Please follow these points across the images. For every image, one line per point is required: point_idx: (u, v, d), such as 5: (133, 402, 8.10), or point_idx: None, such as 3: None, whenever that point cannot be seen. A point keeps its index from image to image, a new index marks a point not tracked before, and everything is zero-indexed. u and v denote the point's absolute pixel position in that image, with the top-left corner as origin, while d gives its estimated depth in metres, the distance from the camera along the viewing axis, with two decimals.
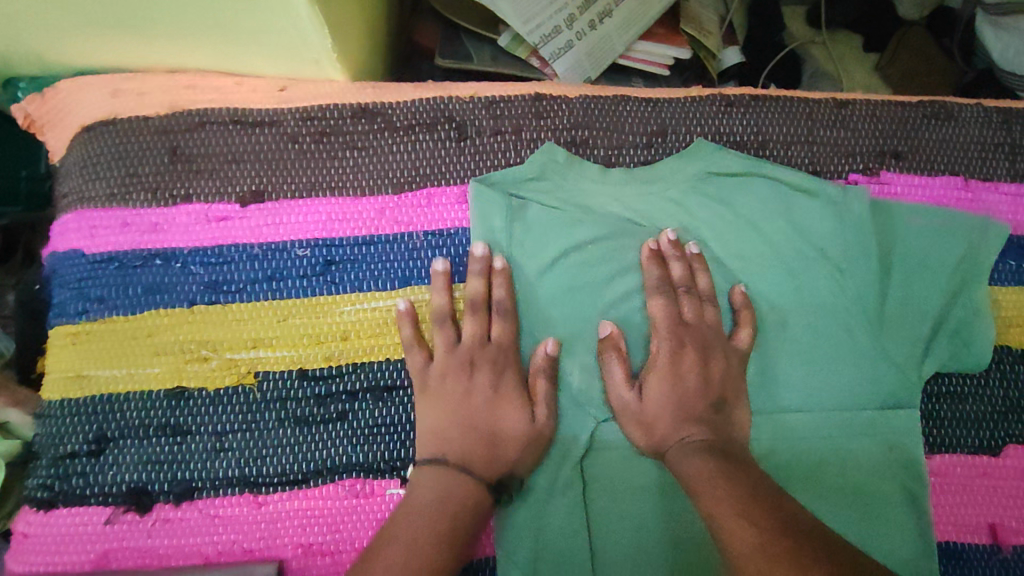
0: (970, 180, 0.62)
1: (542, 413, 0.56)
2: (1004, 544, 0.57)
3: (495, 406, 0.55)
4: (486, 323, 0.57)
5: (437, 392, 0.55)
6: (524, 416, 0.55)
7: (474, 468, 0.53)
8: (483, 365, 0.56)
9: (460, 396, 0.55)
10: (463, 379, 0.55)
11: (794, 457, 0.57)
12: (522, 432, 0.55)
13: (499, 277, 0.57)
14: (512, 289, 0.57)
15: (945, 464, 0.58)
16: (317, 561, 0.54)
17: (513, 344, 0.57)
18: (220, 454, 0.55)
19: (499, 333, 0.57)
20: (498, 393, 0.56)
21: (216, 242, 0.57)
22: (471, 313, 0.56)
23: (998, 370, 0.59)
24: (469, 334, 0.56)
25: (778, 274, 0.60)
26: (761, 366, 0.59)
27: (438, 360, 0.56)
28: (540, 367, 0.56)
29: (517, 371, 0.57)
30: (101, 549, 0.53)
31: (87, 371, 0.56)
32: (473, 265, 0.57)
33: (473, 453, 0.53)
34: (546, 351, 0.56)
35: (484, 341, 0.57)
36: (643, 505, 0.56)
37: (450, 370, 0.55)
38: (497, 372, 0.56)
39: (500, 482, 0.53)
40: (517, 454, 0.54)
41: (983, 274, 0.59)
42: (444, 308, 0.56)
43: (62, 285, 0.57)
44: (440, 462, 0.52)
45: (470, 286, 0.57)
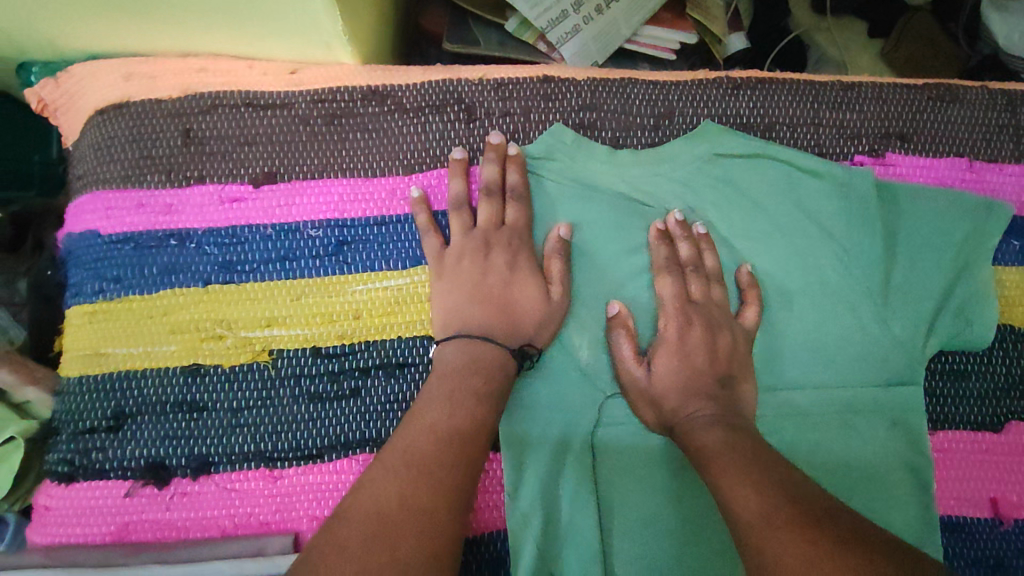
0: (974, 162, 0.63)
1: (557, 290, 0.59)
2: (1005, 518, 0.58)
3: (512, 283, 0.58)
4: (501, 204, 0.60)
5: (456, 270, 0.58)
6: (540, 292, 0.58)
7: (494, 336, 0.56)
8: (500, 245, 0.59)
9: (478, 273, 0.58)
10: (481, 258, 0.58)
11: (799, 432, 0.58)
12: (538, 308, 0.58)
13: (513, 162, 0.60)
14: (525, 176, 0.60)
15: (948, 440, 0.59)
16: None
17: (528, 228, 0.60)
18: (235, 429, 0.56)
19: (514, 217, 0.60)
20: (514, 271, 0.59)
21: (230, 223, 0.58)
22: (486, 197, 0.60)
23: (1001, 348, 0.60)
24: (485, 216, 0.59)
25: (784, 254, 0.61)
26: (767, 344, 0.60)
27: (456, 241, 0.59)
28: (554, 248, 0.59)
29: (532, 253, 0.60)
30: (121, 521, 0.55)
31: (104, 350, 0.57)
32: (488, 152, 0.60)
33: (492, 324, 0.56)
34: (558, 235, 0.59)
35: (499, 223, 0.60)
36: (650, 478, 0.57)
37: (467, 250, 0.59)
38: (514, 252, 0.59)
39: (521, 350, 0.57)
40: (534, 327, 0.57)
41: (987, 254, 0.60)
42: (461, 195, 0.60)
43: (79, 265, 0.58)
44: (461, 334, 0.55)
45: (483, 173, 0.60)
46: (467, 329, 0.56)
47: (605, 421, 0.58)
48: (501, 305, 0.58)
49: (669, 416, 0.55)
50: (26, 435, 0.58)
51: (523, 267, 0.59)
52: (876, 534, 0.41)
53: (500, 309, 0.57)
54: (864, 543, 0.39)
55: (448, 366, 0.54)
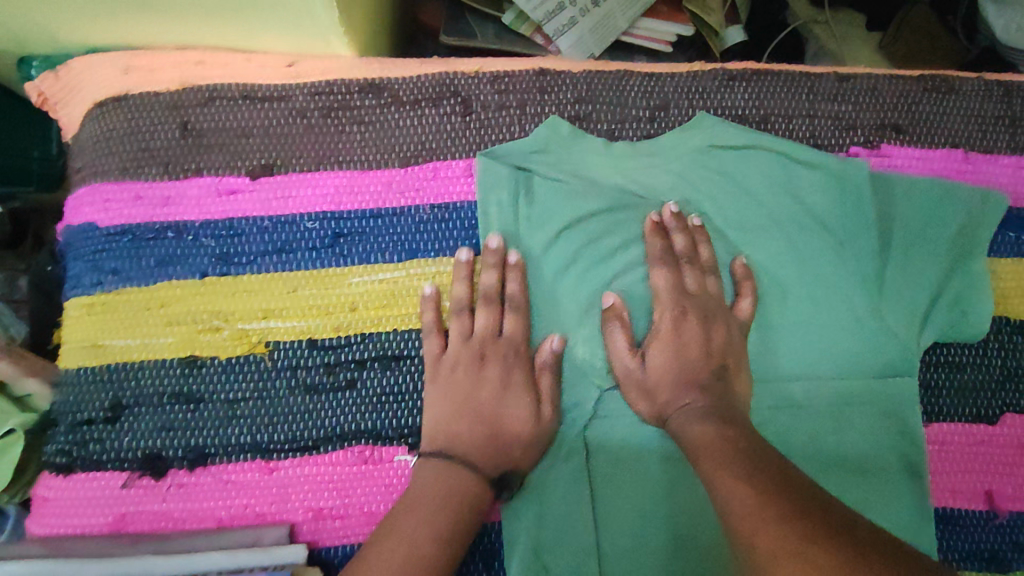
0: (970, 153, 0.63)
1: (548, 410, 0.57)
2: (999, 509, 0.58)
3: (502, 399, 0.56)
4: (498, 315, 0.58)
5: (448, 378, 0.56)
6: (529, 409, 0.56)
7: (477, 464, 0.54)
8: (493, 359, 0.57)
9: (468, 383, 0.56)
10: (473, 369, 0.57)
11: (794, 424, 0.58)
12: (526, 424, 0.56)
13: (512, 272, 0.58)
14: (525, 283, 0.59)
15: (943, 432, 0.59)
16: (327, 524, 0.55)
17: (524, 337, 0.58)
18: (232, 421, 0.56)
19: (510, 328, 0.58)
20: (507, 388, 0.57)
21: (227, 215, 0.59)
22: (483, 302, 0.58)
23: (996, 340, 0.60)
24: (481, 326, 0.58)
25: (779, 246, 0.61)
26: (762, 336, 0.60)
27: (451, 347, 0.57)
28: (550, 363, 0.57)
29: (527, 367, 0.58)
30: (118, 512, 0.55)
31: (102, 341, 0.57)
32: (487, 257, 0.58)
33: (480, 448, 0.54)
34: (554, 347, 0.58)
35: (495, 334, 0.58)
36: (645, 470, 0.57)
37: (461, 359, 0.57)
38: (508, 367, 0.57)
39: (500, 477, 0.54)
40: (521, 450, 0.55)
41: (982, 246, 0.60)
42: (463, 297, 0.58)
43: (77, 257, 0.59)
44: (444, 454, 0.54)
45: (483, 279, 0.58)
46: (451, 449, 0.54)
47: (600, 414, 0.58)
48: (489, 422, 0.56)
49: (664, 408, 0.55)
50: (25, 427, 0.57)
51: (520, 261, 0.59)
52: (866, 524, 0.41)
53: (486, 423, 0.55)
54: (855, 532, 0.39)
55: (428, 484, 0.52)
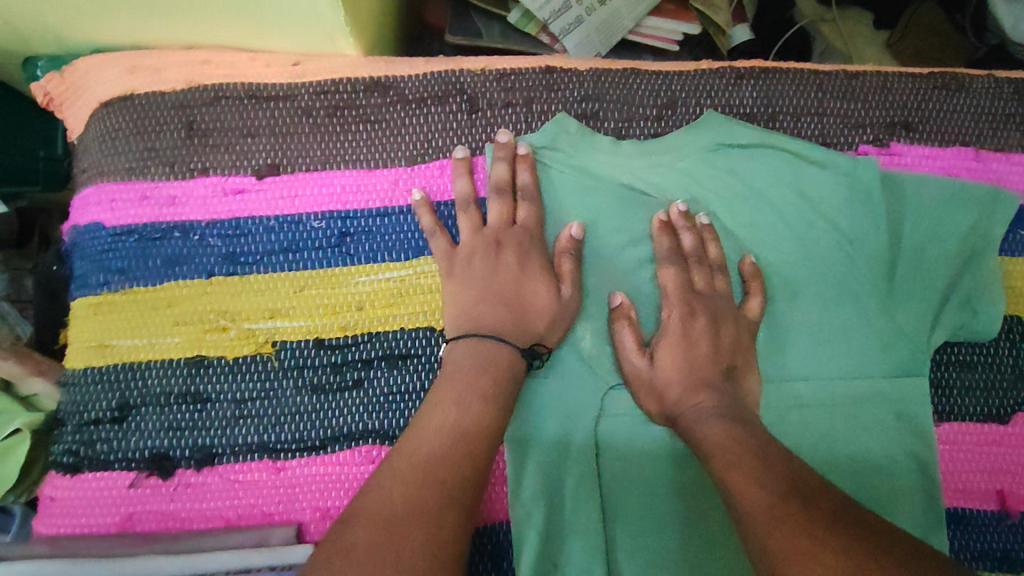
0: (981, 151, 0.62)
1: (568, 290, 0.58)
2: (1012, 510, 0.57)
3: (522, 281, 0.57)
4: (511, 203, 0.59)
5: (467, 270, 0.57)
6: (550, 290, 0.57)
7: (506, 338, 0.55)
8: (511, 246, 0.58)
9: (487, 272, 0.57)
10: (491, 257, 0.58)
11: (804, 423, 0.58)
12: (549, 304, 0.57)
13: (523, 162, 0.59)
14: (536, 174, 0.60)
15: (954, 432, 0.59)
16: (335, 524, 0.55)
17: (538, 226, 0.60)
18: (239, 420, 0.56)
19: (524, 215, 0.59)
20: (526, 269, 0.58)
21: (233, 214, 0.59)
22: (495, 194, 0.59)
23: (1008, 339, 0.59)
24: (495, 216, 0.59)
25: (788, 244, 0.60)
26: (771, 335, 0.60)
27: (465, 241, 0.58)
28: (566, 248, 0.59)
29: (542, 250, 0.59)
30: (126, 512, 0.55)
31: (109, 341, 0.57)
32: (497, 152, 0.59)
33: (505, 324, 0.56)
34: (570, 234, 0.59)
35: (510, 222, 0.59)
36: (654, 469, 0.57)
37: (478, 249, 0.58)
38: (525, 251, 0.58)
39: (533, 349, 0.56)
40: (546, 324, 0.57)
41: (993, 244, 0.59)
42: (468, 194, 0.59)
43: (84, 258, 0.59)
44: (469, 334, 0.54)
45: (494, 171, 0.59)
46: (478, 329, 0.55)
47: (609, 412, 0.58)
48: (512, 303, 0.57)
49: (673, 408, 0.55)
50: (32, 426, 0.58)
51: (532, 255, 0.58)
52: (881, 526, 0.40)
53: (511, 304, 0.57)
54: (869, 536, 0.39)
55: (457, 364, 0.53)
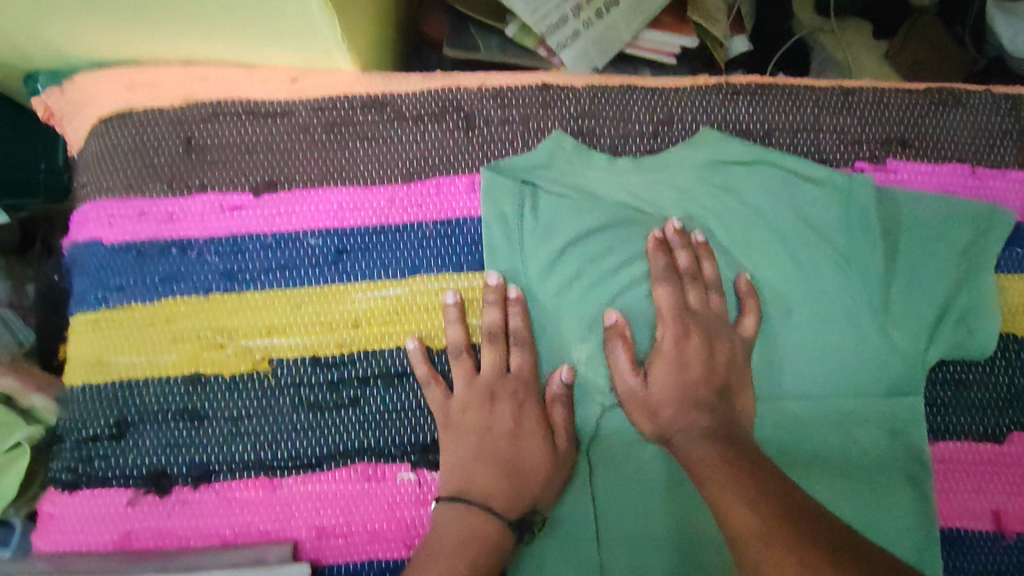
0: (977, 167, 0.62)
1: (562, 441, 0.57)
2: (1007, 529, 0.57)
3: (517, 438, 0.56)
4: (504, 351, 0.57)
5: (459, 424, 0.56)
6: (544, 447, 0.56)
7: (494, 507, 0.53)
8: (504, 398, 0.57)
9: (482, 428, 0.56)
10: (484, 412, 0.56)
11: (799, 442, 0.58)
12: (544, 460, 0.56)
13: (514, 307, 0.57)
14: (527, 319, 0.58)
15: (948, 451, 0.59)
16: (331, 542, 0.55)
17: (532, 371, 0.58)
18: (236, 438, 0.56)
19: (518, 364, 0.57)
20: (520, 421, 0.56)
21: (231, 231, 0.59)
22: (488, 343, 0.57)
23: (1003, 358, 0.59)
24: (489, 365, 0.57)
25: (784, 262, 0.60)
26: (767, 353, 0.60)
27: (459, 392, 0.57)
28: (558, 395, 0.57)
29: (536, 400, 0.57)
30: (123, 529, 0.55)
31: (107, 357, 0.57)
32: (489, 295, 0.57)
33: (497, 487, 0.54)
34: (562, 379, 0.57)
35: (503, 371, 0.57)
36: (649, 488, 0.57)
37: (471, 402, 0.56)
38: (519, 402, 0.57)
39: (523, 519, 0.54)
40: (539, 487, 0.55)
41: (989, 261, 0.60)
42: (461, 342, 0.57)
43: (82, 273, 0.59)
44: (459, 501, 0.53)
45: (486, 316, 0.57)
46: (466, 493, 0.53)
47: (604, 431, 0.58)
48: (504, 456, 0.55)
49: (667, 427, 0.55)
50: (32, 442, 0.58)
51: (527, 405, 0.57)
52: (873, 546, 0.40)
53: (504, 462, 0.55)
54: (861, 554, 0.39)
55: (445, 528, 0.52)
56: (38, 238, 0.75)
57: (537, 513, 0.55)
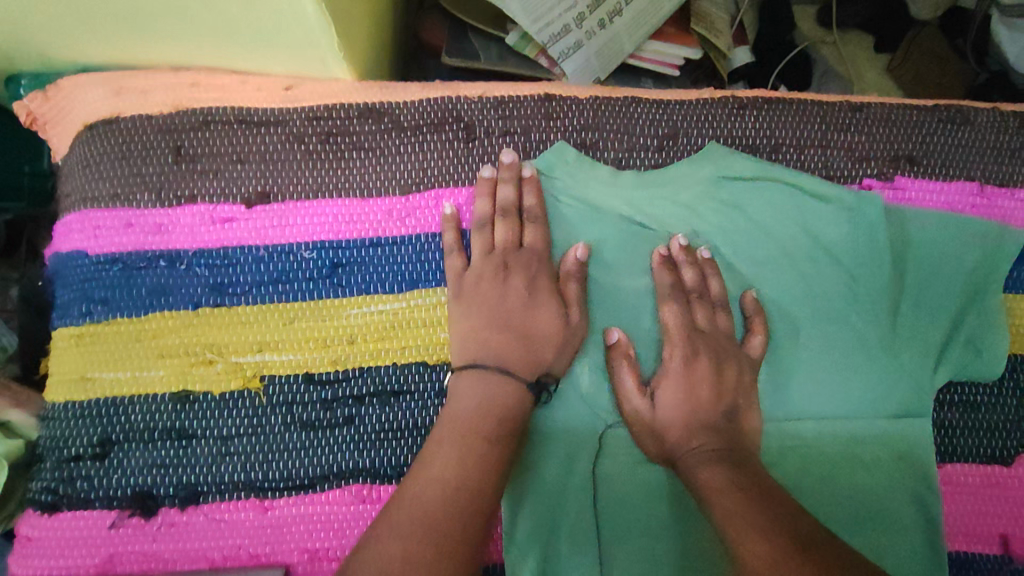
0: (985, 187, 0.61)
1: (576, 314, 0.57)
2: (1016, 554, 0.56)
3: (531, 307, 0.57)
4: (518, 226, 0.59)
5: (476, 294, 0.56)
6: (558, 315, 0.57)
7: (513, 372, 0.54)
8: (519, 267, 0.58)
9: (497, 297, 0.56)
10: (499, 282, 0.57)
11: (804, 464, 0.57)
12: (556, 329, 0.56)
13: (530, 184, 0.59)
14: (543, 197, 0.59)
15: (956, 473, 0.57)
16: (323, 566, 0.53)
17: (545, 246, 0.59)
18: (226, 458, 0.54)
19: (533, 239, 0.59)
20: (534, 296, 0.57)
21: (221, 244, 0.57)
22: (503, 216, 0.58)
23: (1012, 379, 0.58)
24: (503, 237, 0.58)
25: (790, 279, 0.59)
26: (772, 373, 0.59)
27: (475, 264, 0.58)
28: (573, 271, 0.58)
29: (550, 275, 0.58)
30: (106, 553, 0.53)
31: (91, 374, 0.55)
32: (502, 173, 0.58)
33: (513, 355, 0.55)
34: (576, 256, 0.58)
35: (518, 244, 0.59)
36: (653, 511, 0.55)
37: (486, 275, 0.57)
38: (533, 273, 0.58)
39: (539, 382, 0.55)
40: (554, 353, 0.56)
41: (997, 282, 0.59)
42: (485, 213, 0.58)
43: (66, 286, 0.57)
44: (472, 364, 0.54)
45: (500, 194, 0.58)
46: (482, 357, 0.54)
47: (606, 450, 0.56)
48: (520, 314, 0.56)
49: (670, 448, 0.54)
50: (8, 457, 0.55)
51: (540, 277, 0.58)
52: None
53: (528, 314, 0.56)
54: None
55: None
56: (22, 240, 0.77)
57: (552, 377, 0.56)
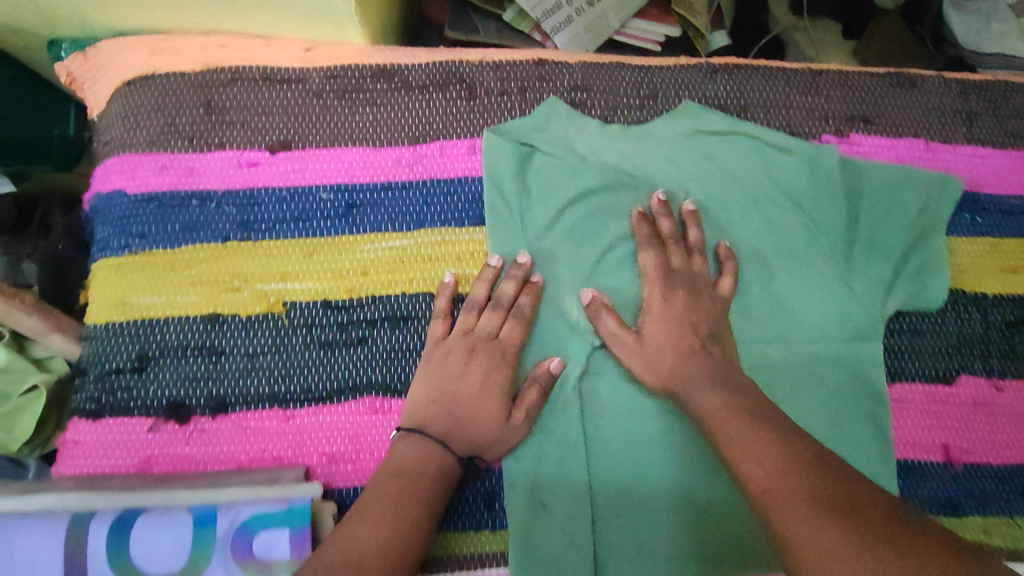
0: (931, 143, 0.69)
1: (519, 417, 0.60)
2: (955, 461, 0.66)
3: (480, 395, 0.59)
4: (502, 319, 0.61)
5: (440, 362, 0.60)
6: (502, 410, 0.59)
7: (451, 446, 0.57)
8: (484, 355, 0.60)
9: (454, 374, 0.59)
10: (461, 361, 0.60)
11: (771, 382, 0.64)
12: (492, 425, 0.59)
13: (530, 289, 0.62)
14: (568, 144, 0.66)
15: (904, 391, 0.66)
16: (340, 468, 0.60)
17: (518, 346, 0.61)
18: (252, 373, 0.60)
19: (510, 332, 0.61)
20: (486, 384, 0.60)
21: (248, 185, 0.63)
22: (492, 308, 0.61)
23: (953, 309, 0.67)
24: (484, 323, 0.61)
25: (757, 222, 0.66)
26: (743, 303, 0.65)
27: (449, 338, 0.61)
28: (537, 377, 0.61)
29: (512, 369, 0.61)
30: (144, 455, 0.59)
31: (130, 299, 0.61)
32: (514, 270, 0.62)
33: (460, 434, 0.58)
34: (547, 367, 0.61)
35: (493, 334, 0.61)
36: (636, 421, 0.62)
37: (454, 349, 0.60)
38: (495, 364, 0.60)
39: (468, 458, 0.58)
40: (483, 442, 0.59)
41: (938, 227, 0.67)
42: (479, 299, 0.61)
43: (106, 222, 0.63)
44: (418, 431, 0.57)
45: (502, 286, 0.61)
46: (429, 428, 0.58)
47: (592, 371, 0.63)
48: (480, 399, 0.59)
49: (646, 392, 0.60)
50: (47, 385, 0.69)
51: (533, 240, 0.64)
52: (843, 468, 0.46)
53: (489, 400, 0.59)
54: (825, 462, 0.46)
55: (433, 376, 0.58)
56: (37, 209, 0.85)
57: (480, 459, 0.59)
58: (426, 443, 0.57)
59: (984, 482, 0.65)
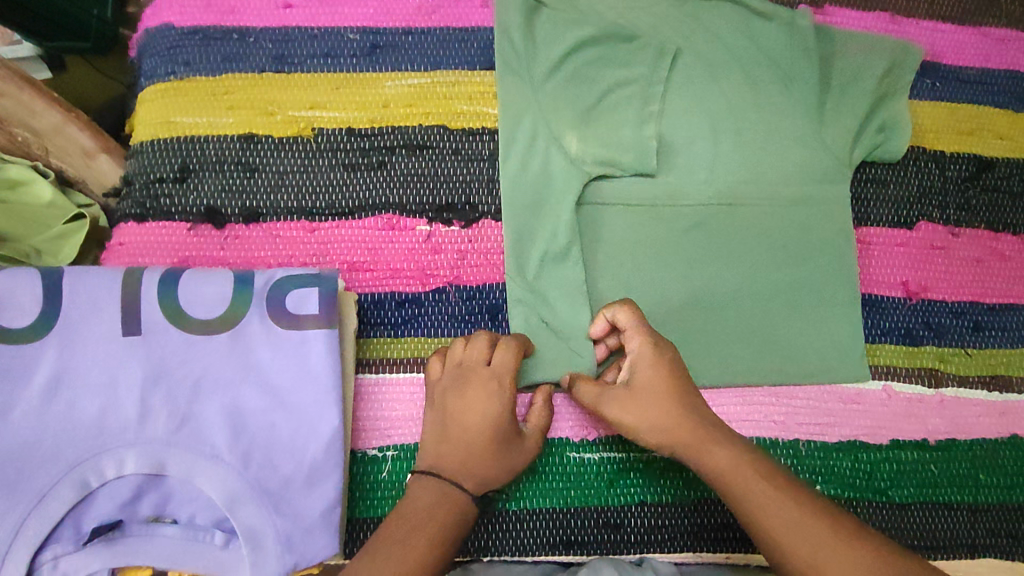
0: (896, 17, 0.77)
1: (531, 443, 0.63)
2: (914, 295, 0.73)
3: (477, 425, 0.61)
4: (488, 350, 0.63)
5: (439, 402, 0.62)
6: (502, 435, 0.61)
7: (459, 482, 0.59)
8: (477, 383, 0.62)
9: (453, 409, 0.61)
10: (457, 395, 0.62)
11: (749, 219, 0.71)
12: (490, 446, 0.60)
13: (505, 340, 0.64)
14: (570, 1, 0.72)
15: (868, 233, 0.73)
16: (359, 276, 0.67)
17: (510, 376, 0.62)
18: (282, 188, 0.67)
19: (498, 361, 0.62)
20: (486, 417, 0.61)
21: (284, 23, 0.70)
22: (474, 343, 0.63)
23: (915, 164, 0.74)
24: (472, 357, 0.63)
25: (740, 77, 0.72)
26: (728, 147, 0.71)
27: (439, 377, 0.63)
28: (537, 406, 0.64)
29: (507, 399, 0.62)
30: (183, 254, 0.65)
31: (175, 118, 0.67)
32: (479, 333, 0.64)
33: (466, 470, 0.59)
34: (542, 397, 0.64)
35: (484, 364, 0.63)
36: (626, 246, 0.69)
37: (448, 389, 0.62)
38: (488, 395, 0.61)
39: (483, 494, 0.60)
40: (479, 447, 0.60)
41: (903, 88, 0.73)
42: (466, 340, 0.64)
43: (153, 53, 0.69)
44: (432, 473, 0.59)
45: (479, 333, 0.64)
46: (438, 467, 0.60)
47: (588, 202, 0.69)
48: (483, 428, 0.61)
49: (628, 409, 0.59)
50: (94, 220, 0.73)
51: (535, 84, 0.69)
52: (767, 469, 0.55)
53: (489, 429, 0.61)
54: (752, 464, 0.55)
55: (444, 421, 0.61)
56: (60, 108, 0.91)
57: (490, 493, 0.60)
58: (439, 483, 0.59)
59: (941, 317, 0.73)
